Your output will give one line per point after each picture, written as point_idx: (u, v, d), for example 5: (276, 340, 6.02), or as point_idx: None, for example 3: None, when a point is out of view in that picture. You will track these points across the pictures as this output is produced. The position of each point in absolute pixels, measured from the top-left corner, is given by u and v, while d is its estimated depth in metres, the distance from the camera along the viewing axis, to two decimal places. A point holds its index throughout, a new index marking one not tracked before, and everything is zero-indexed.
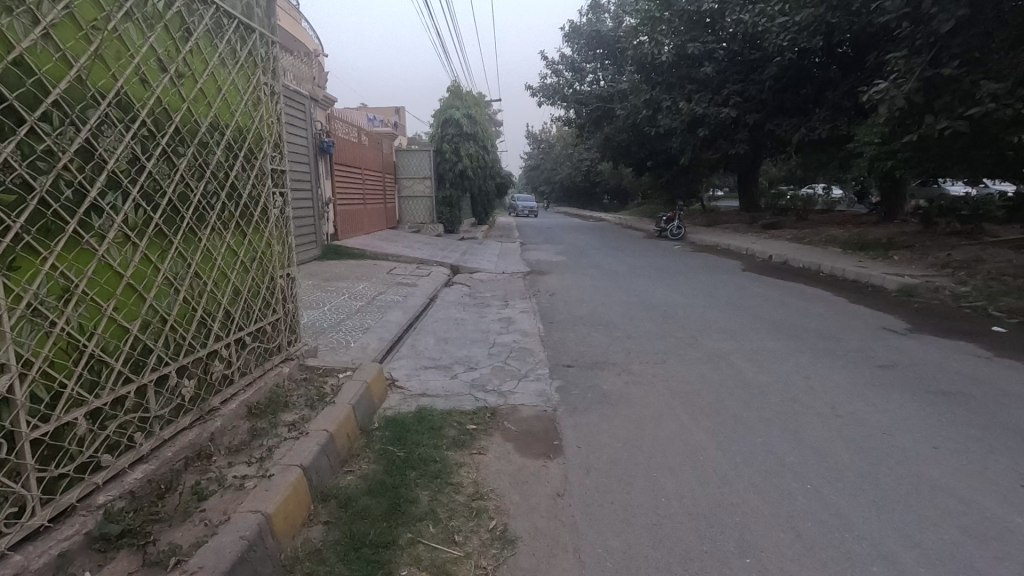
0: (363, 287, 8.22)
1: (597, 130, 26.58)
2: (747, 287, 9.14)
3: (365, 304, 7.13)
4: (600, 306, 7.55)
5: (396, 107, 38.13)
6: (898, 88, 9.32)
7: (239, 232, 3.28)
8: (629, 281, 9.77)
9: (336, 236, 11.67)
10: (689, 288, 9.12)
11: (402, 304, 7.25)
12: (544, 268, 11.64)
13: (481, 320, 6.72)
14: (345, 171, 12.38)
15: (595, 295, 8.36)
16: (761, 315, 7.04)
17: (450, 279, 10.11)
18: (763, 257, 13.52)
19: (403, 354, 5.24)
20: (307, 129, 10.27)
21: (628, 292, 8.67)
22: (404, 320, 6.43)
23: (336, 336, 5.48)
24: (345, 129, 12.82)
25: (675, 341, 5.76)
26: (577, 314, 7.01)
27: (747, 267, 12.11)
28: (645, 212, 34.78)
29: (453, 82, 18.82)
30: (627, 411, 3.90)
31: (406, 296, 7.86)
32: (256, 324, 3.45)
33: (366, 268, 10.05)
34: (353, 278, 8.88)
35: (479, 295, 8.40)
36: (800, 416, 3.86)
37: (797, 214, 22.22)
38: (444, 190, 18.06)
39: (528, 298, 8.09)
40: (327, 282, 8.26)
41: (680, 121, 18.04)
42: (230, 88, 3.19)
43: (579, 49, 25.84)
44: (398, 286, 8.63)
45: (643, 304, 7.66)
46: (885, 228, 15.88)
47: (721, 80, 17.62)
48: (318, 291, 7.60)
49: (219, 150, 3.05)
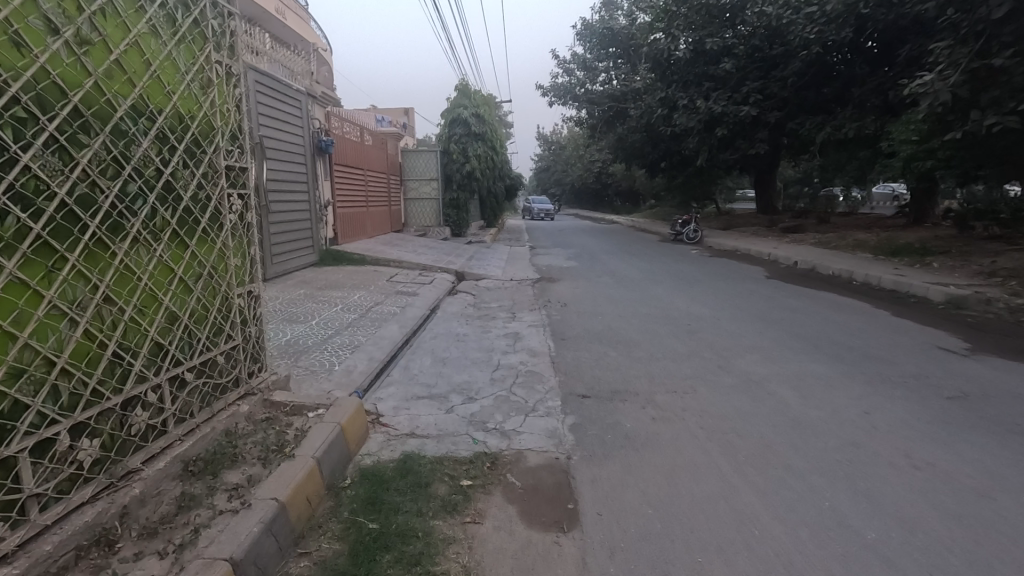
0: (359, 296, 7.59)
1: (609, 130, 25.91)
2: (776, 298, 8.42)
3: (358, 316, 6.49)
4: (617, 319, 6.84)
5: (405, 109, 37.78)
6: (942, 81, 8.55)
7: (179, 242, 2.65)
8: (647, 290, 9.05)
9: (336, 240, 11.07)
10: (713, 298, 8.41)
11: (398, 317, 6.60)
12: (555, 275, 10.97)
13: (485, 336, 6.06)
14: (345, 172, 11.76)
15: (611, 306, 7.66)
16: (797, 331, 6.31)
17: (455, 287, 9.49)
18: (787, 263, 12.76)
19: (394, 379, 4.59)
20: (305, 127, 9.65)
21: (646, 303, 7.97)
22: (399, 336, 5.78)
23: (316, 357, 4.83)
24: (347, 127, 12.18)
25: (703, 364, 5.06)
26: (592, 329, 6.34)
27: (771, 273, 11.35)
28: (658, 215, 34.05)
29: (461, 80, 18.11)
30: (656, 459, 3.21)
31: (405, 307, 7.21)
32: (202, 357, 2.81)
33: (366, 275, 9.43)
34: (350, 287, 8.27)
35: (484, 306, 7.75)
36: (870, 468, 3.15)
37: (819, 217, 21.39)
38: (451, 192, 17.44)
39: (537, 309, 7.43)
40: (319, 292, 7.63)
41: (697, 120, 17.30)
42: (165, 63, 2.56)
43: (592, 47, 25.22)
44: (397, 295, 7.99)
45: (664, 318, 6.96)
46: (915, 233, 15.05)
47: (740, 77, 16.87)
48: (308, 302, 6.97)
49: (147, 141, 2.43)
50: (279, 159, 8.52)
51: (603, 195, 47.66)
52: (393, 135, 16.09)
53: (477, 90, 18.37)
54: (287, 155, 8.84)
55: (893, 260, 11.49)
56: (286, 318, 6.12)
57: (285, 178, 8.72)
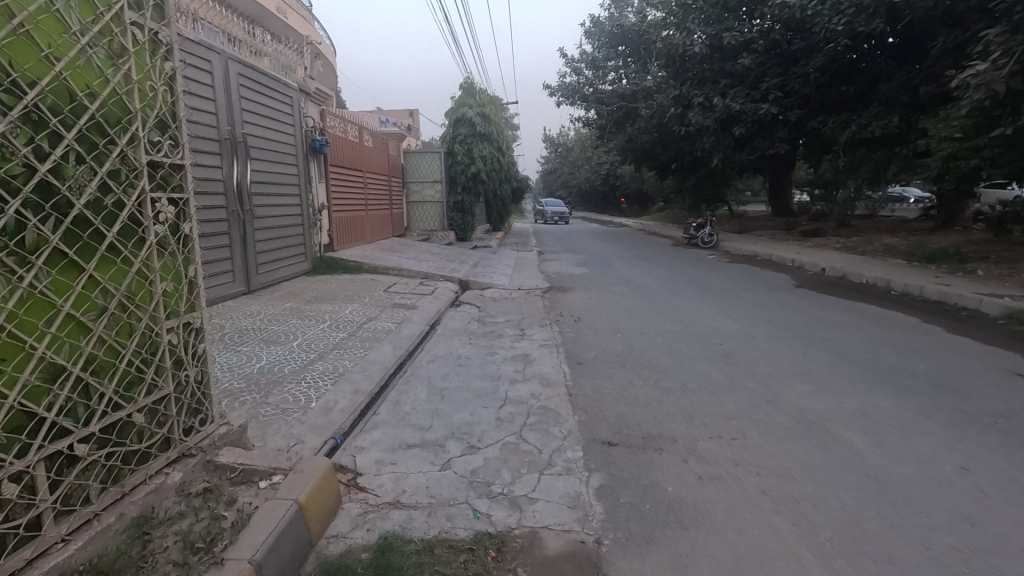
0: (351, 311, 6.85)
1: (619, 131, 25.13)
2: (811, 311, 7.62)
3: (348, 335, 5.76)
4: (638, 338, 6.06)
5: (411, 109, 37.20)
6: (998, 70, 7.73)
7: (69, 265, 1.93)
8: (668, 302, 8.27)
9: (332, 246, 10.36)
10: (741, 311, 7.62)
11: (393, 336, 5.85)
12: (566, 283, 10.21)
13: (490, 359, 5.29)
14: (342, 173, 11.05)
15: (630, 321, 6.88)
16: (846, 353, 5.52)
17: (458, 297, 8.75)
18: (814, 269, 11.92)
19: (381, 419, 3.84)
20: (297, 125, 8.91)
21: (669, 317, 7.18)
22: (391, 360, 5.02)
23: (290, 392, 4.07)
24: (345, 126, 11.47)
25: (747, 397, 4.28)
26: (612, 350, 5.58)
27: (799, 282, 10.53)
28: (669, 218, 33.19)
29: (465, 78, 17.41)
30: (715, 545, 2.44)
31: (401, 323, 6.47)
32: (108, 420, 2.08)
33: (361, 285, 8.70)
34: (343, 298, 7.55)
35: (490, 321, 6.99)
36: (1000, 561, 2.37)
37: (840, 219, 20.51)
38: (456, 195, 16.69)
39: (548, 325, 6.68)
40: (307, 305, 6.91)
41: (713, 119, 16.47)
42: (41, 18, 1.83)
43: (601, 45, 24.51)
44: (394, 308, 7.26)
45: (692, 336, 6.17)
46: (947, 236, 14.20)
47: (759, 73, 16.11)
48: (293, 318, 6.25)
49: (8, 123, 1.70)
50: (267, 159, 7.81)
51: (611, 198, 46.80)
52: (394, 136, 15.37)
53: (483, 89, 17.66)
54: (276, 155, 8.12)
55: (931, 267, 10.65)
56: (265, 338, 5.37)
57: (274, 179, 8.01)
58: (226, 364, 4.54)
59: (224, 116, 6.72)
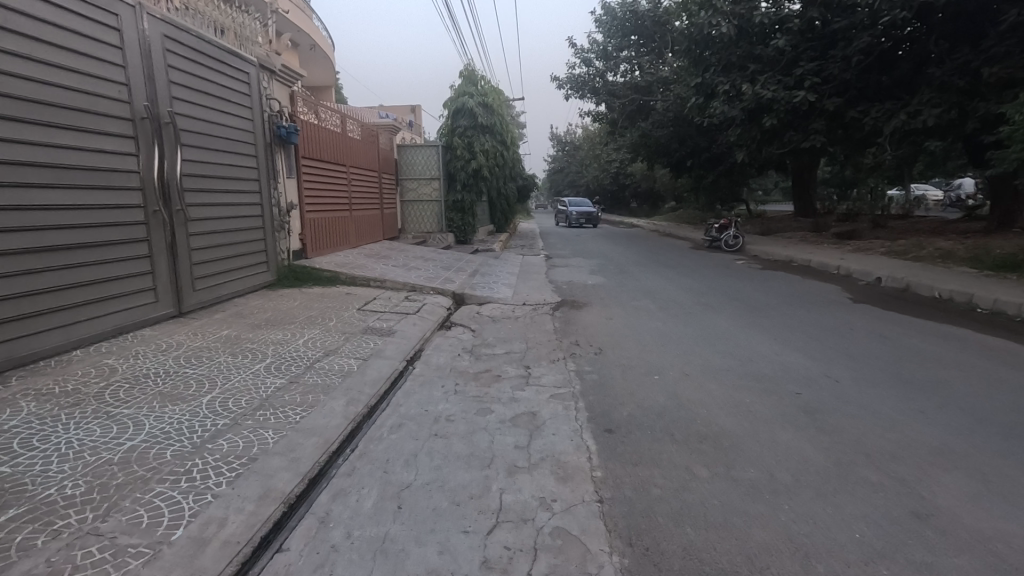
0: (305, 341, 5.30)
1: (631, 125, 23.54)
2: (890, 337, 6.04)
3: (289, 382, 4.20)
4: (683, 385, 4.48)
5: (412, 105, 35.70)
6: None
7: None
8: (706, 324, 6.66)
9: (305, 253, 8.83)
10: (804, 339, 6.02)
11: (348, 383, 4.27)
12: (580, 296, 8.67)
13: (480, 422, 3.72)
14: (319, 167, 9.52)
15: (667, 355, 5.28)
16: (980, 412, 3.93)
17: (450, 317, 7.21)
18: (865, 278, 10.29)
19: (285, 563, 2.29)
20: (256, 107, 7.39)
21: (715, 348, 5.60)
22: (335, 431, 3.47)
23: (148, 505, 2.51)
24: (324, 113, 9.93)
25: (881, 510, 2.69)
26: (652, 406, 4.02)
27: (856, 296, 8.90)
28: (683, 219, 31.58)
29: (466, 65, 15.83)
30: None
31: (367, 360, 4.89)
32: None
33: (332, 301, 7.14)
34: (302, 321, 6.02)
35: (483, 353, 5.40)
36: None
37: (873, 220, 18.84)
38: (455, 193, 15.06)
39: (561, 361, 5.11)
40: (251, 333, 5.38)
41: (741, 108, 14.78)
42: None
43: (612, 34, 22.95)
44: (364, 335, 5.70)
45: (755, 381, 4.58)
46: (1009, 239, 12.53)
47: (792, 58, 14.47)
48: (224, 354, 4.72)
49: None
50: (210, 148, 6.26)
51: (621, 198, 45.15)
52: (387, 129, 13.85)
53: (485, 77, 16.11)
54: (224, 144, 6.57)
55: (1012, 278, 9.01)
56: (164, 392, 3.81)
57: (221, 173, 6.49)
58: (75, 446, 2.97)
59: (141, 90, 5.19)
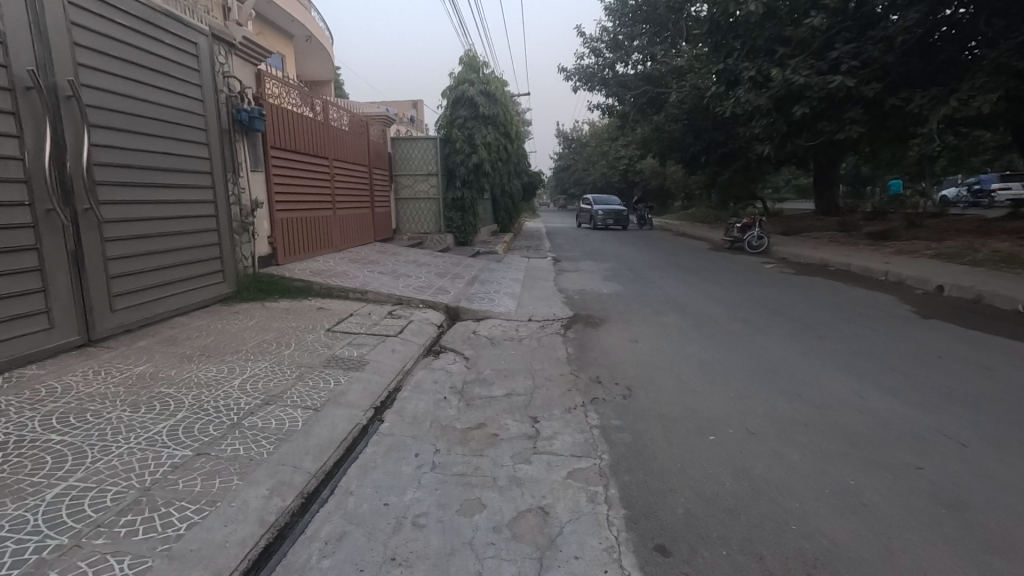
0: (244, 381, 4.05)
1: (643, 119, 22.22)
2: (997, 372, 4.73)
3: (195, 455, 2.94)
4: (753, 454, 3.21)
5: (414, 101, 34.49)
6: None
7: None
8: (755, 350, 5.38)
9: (275, 259, 7.61)
10: (885, 372, 4.74)
11: (281, 455, 3.03)
12: (596, 309, 7.39)
13: (463, 532, 2.45)
14: (294, 159, 8.28)
15: (717, 401, 4.00)
16: None
17: (440, 339, 5.96)
18: (923, 287, 8.91)
19: None
20: (206, 85, 6.13)
21: (777, 387, 4.32)
22: (235, 562, 2.21)
23: None
24: (301, 98, 8.68)
25: None
26: (718, 497, 2.74)
27: (922, 309, 7.56)
28: (696, 217, 30.22)
29: (466, 51, 14.57)
30: None
31: (318, 411, 3.65)
32: None
33: (297, 319, 5.90)
34: (251, 349, 4.78)
35: (477, 397, 4.13)
36: None
37: (906, 219, 17.48)
38: (454, 190, 13.82)
39: (580, 412, 3.82)
40: (174, 369, 4.13)
41: (768, 96, 13.44)
42: None
43: (623, 22, 21.68)
44: (325, 369, 4.46)
45: (852, 447, 3.30)
46: None
47: (826, 40, 13.11)
48: (122, 404, 3.47)
49: None
50: (140, 133, 5.05)
51: (629, 196, 43.76)
52: (379, 120, 12.61)
53: (487, 63, 14.86)
54: (160, 128, 5.33)
55: None
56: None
57: (156, 163, 5.26)
58: None
59: (24, 51, 3.96)
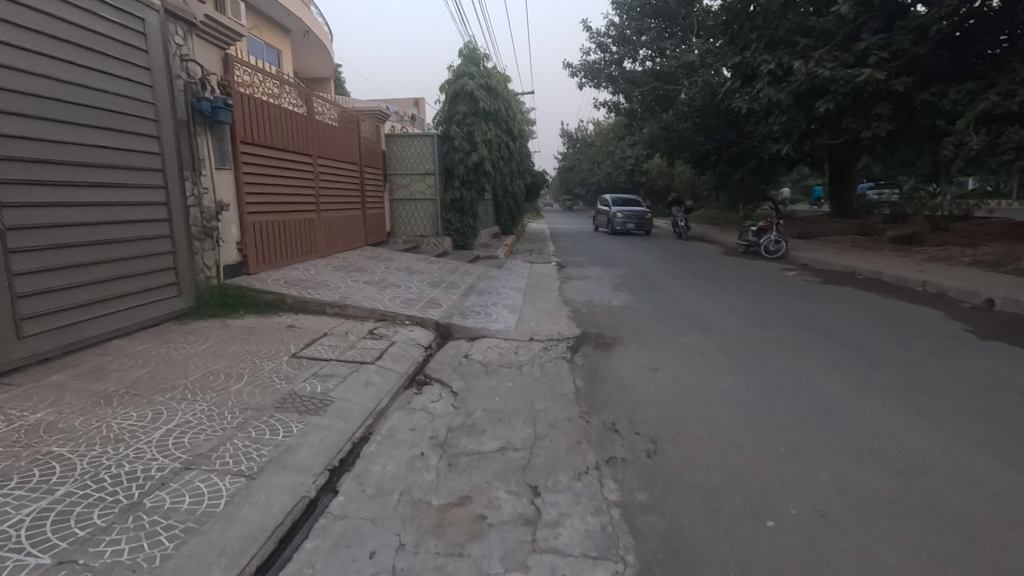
0: (166, 432, 3.19)
1: (651, 117, 21.33)
2: None
3: (54, 565, 2.08)
4: (834, 556, 2.33)
5: (415, 99, 33.63)
6: None
7: None
8: (801, 384, 4.48)
9: (245, 268, 6.76)
10: (968, 418, 3.83)
11: (180, 560, 2.18)
12: (607, 326, 6.51)
13: None
14: (269, 156, 7.43)
15: (769, 464, 3.11)
16: None
17: (426, 366, 5.10)
18: (969, 300, 8.00)
19: None
20: (156, 68, 5.27)
21: (840, 441, 3.43)
22: None
23: None
24: (278, 88, 7.81)
25: None
26: None
27: (978, 327, 6.63)
28: (705, 219, 29.27)
29: (466, 43, 13.73)
30: None
31: (252, 479, 2.79)
32: None
33: (260, 341, 5.06)
34: (190, 385, 3.91)
35: (462, 454, 3.26)
36: None
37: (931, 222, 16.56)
38: (452, 191, 12.98)
39: (595, 480, 2.94)
40: (81, 416, 3.29)
41: (789, 92, 12.51)
42: None
43: (631, 17, 20.83)
44: (276, 412, 3.60)
45: (966, 544, 2.42)
46: None
47: (851, 32, 12.19)
48: None
49: None
50: (64, 122, 4.21)
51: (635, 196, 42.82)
52: (372, 115, 11.76)
53: (488, 56, 14.02)
54: (94, 116, 4.50)
55: None
56: None
57: (87, 158, 4.42)
58: None
59: None
